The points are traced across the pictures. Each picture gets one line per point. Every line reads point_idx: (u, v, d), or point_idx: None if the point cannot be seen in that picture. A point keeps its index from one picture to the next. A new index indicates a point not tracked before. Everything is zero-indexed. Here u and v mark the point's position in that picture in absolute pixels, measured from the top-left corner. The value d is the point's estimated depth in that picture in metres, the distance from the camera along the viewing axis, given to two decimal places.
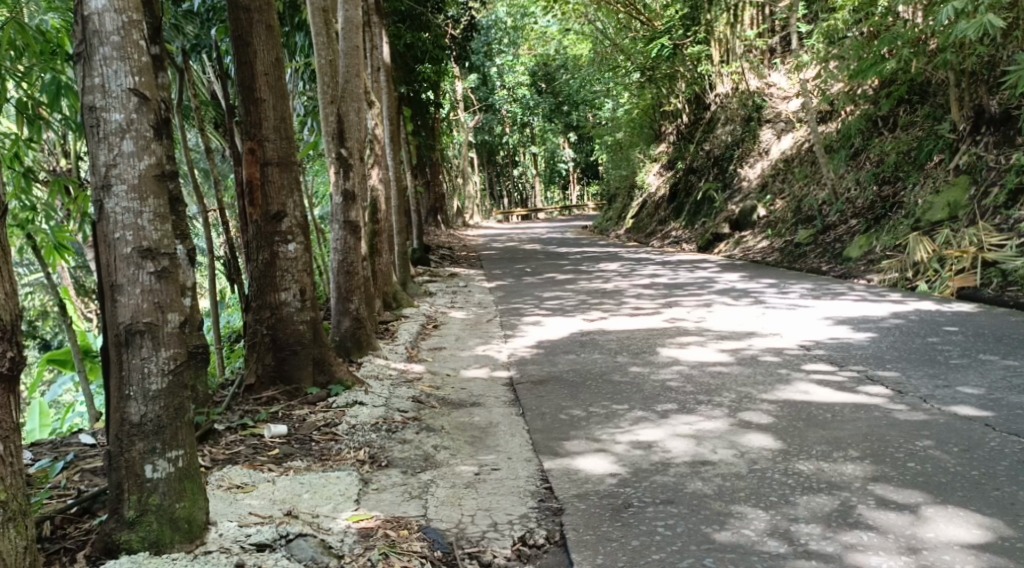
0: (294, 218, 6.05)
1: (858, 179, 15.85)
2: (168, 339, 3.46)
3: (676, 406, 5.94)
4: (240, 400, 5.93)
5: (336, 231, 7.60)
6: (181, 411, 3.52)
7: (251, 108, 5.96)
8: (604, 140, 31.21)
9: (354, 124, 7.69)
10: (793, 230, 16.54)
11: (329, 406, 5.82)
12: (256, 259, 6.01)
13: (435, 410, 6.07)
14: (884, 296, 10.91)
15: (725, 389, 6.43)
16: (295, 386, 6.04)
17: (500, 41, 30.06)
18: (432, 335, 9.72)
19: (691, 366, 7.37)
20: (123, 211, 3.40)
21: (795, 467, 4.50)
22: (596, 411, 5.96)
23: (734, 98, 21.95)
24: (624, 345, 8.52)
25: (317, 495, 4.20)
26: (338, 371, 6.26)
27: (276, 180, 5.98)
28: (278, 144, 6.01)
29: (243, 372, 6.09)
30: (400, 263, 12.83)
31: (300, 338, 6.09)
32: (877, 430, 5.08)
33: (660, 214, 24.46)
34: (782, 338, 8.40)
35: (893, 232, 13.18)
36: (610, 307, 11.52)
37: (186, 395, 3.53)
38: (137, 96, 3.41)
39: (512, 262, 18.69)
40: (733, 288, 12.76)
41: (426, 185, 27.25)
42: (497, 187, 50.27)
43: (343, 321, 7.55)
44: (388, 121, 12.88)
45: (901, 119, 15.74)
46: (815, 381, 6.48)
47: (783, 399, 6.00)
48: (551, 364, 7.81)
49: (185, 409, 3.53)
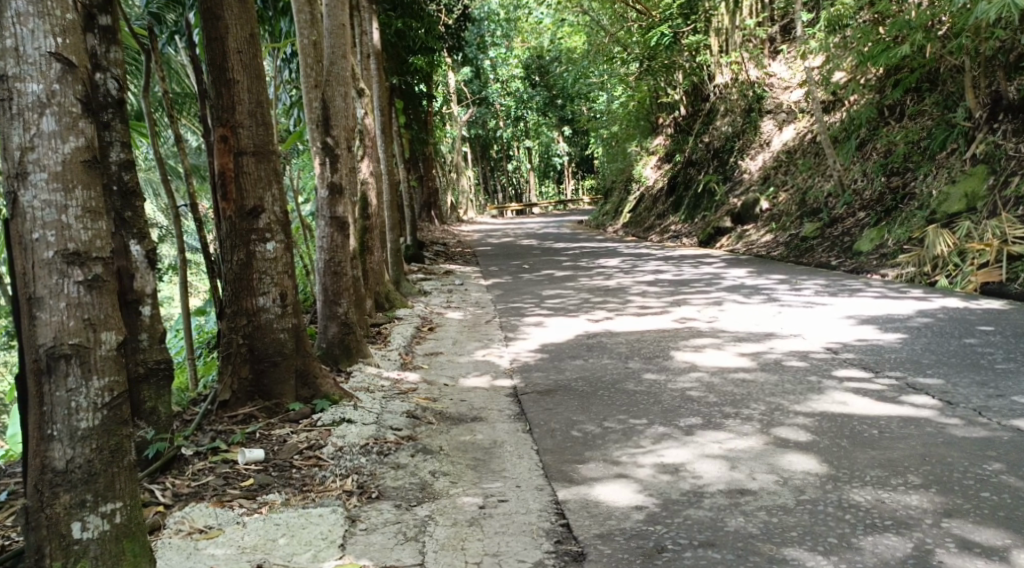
0: (272, 214, 5.41)
1: (866, 170, 15.22)
2: (102, 365, 2.87)
3: (701, 421, 5.33)
4: (213, 419, 5.29)
5: (322, 228, 6.95)
6: (118, 453, 2.94)
7: (222, 91, 5.31)
8: (600, 133, 30.57)
9: (341, 110, 7.04)
10: (799, 223, 15.92)
11: (313, 425, 5.20)
12: (230, 260, 5.38)
13: (432, 428, 5.45)
14: (904, 293, 10.30)
15: (751, 400, 5.80)
16: (275, 402, 5.40)
17: (493, 33, 29.40)
18: (427, 339, 9.06)
19: (710, 372, 6.75)
20: (43, 205, 2.80)
21: (849, 497, 3.90)
22: (612, 426, 5.34)
23: (734, 89, 21.30)
24: (634, 349, 7.88)
25: (294, 541, 3.58)
26: (324, 385, 5.64)
27: (252, 171, 5.34)
28: (254, 131, 5.34)
29: (216, 387, 5.44)
30: (393, 260, 12.18)
31: (281, 348, 5.46)
32: (934, 449, 4.48)
33: (657, 208, 23.86)
34: (805, 340, 7.79)
35: (907, 224, 12.57)
36: (614, 306, 10.89)
37: (125, 433, 2.95)
38: (60, 62, 2.81)
39: (509, 258, 18.06)
40: (742, 285, 12.15)
41: (420, 181, 26.64)
42: (491, 182, 49.63)
43: (330, 326, 6.91)
44: (379, 112, 12.22)
45: (908, 108, 15.12)
46: (850, 390, 5.86)
47: (820, 411, 5.38)
48: (558, 371, 7.19)
49: (123, 451, 2.95)
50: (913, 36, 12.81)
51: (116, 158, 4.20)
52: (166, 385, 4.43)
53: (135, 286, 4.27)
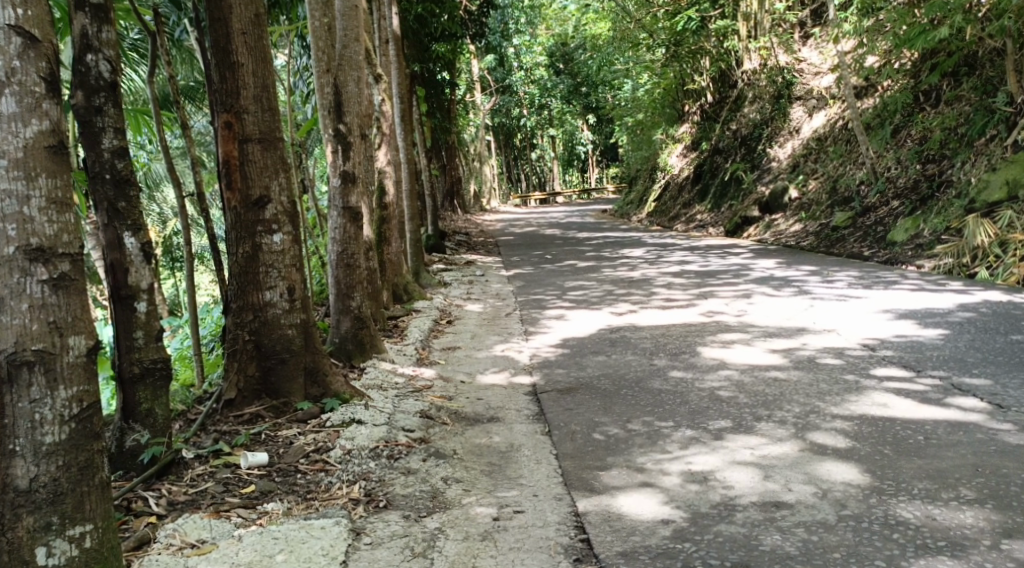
0: (279, 204, 5.15)
1: (899, 157, 14.72)
2: (69, 373, 2.83)
3: (731, 424, 5.03)
4: (217, 418, 5.05)
5: (334, 219, 6.69)
6: (89, 469, 2.89)
7: (226, 75, 5.05)
8: (625, 121, 30.15)
9: (354, 96, 6.76)
10: (830, 212, 15.47)
11: (322, 425, 4.94)
12: (235, 252, 5.12)
13: (446, 430, 5.19)
14: (943, 285, 9.90)
15: (786, 401, 5.48)
16: (282, 400, 5.15)
17: (517, 20, 29.00)
18: (446, 333, 8.79)
19: (740, 371, 6.42)
20: (3, 194, 2.74)
21: (896, 513, 3.61)
22: (637, 429, 5.05)
23: (763, 75, 20.83)
24: (659, 345, 7.57)
25: (293, 557, 3.33)
26: (334, 383, 5.38)
27: (258, 159, 5.08)
28: (260, 117, 5.08)
29: (221, 385, 5.20)
30: (412, 251, 11.92)
31: (289, 345, 5.20)
32: (986, 459, 4.16)
33: (683, 197, 23.41)
34: (840, 335, 7.43)
35: (944, 213, 12.14)
36: (638, 298, 10.57)
37: (94, 448, 2.91)
38: (21, 36, 2.75)
39: (531, 248, 17.74)
40: (771, 276, 11.77)
41: (443, 170, 26.37)
42: (514, 171, 49.22)
43: (343, 321, 6.65)
44: (397, 99, 11.95)
45: (944, 93, 14.63)
46: (891, 391, 5.53)
47: (859, 414, 5.05)
48: (580, 368, 6.89)
49: (93, 467, 2.91)
50: (953, 17, 12.32)
51: (108, 145, 3.95)
52: (164, 385, 4.14)
53: (129, 281, 4.02)
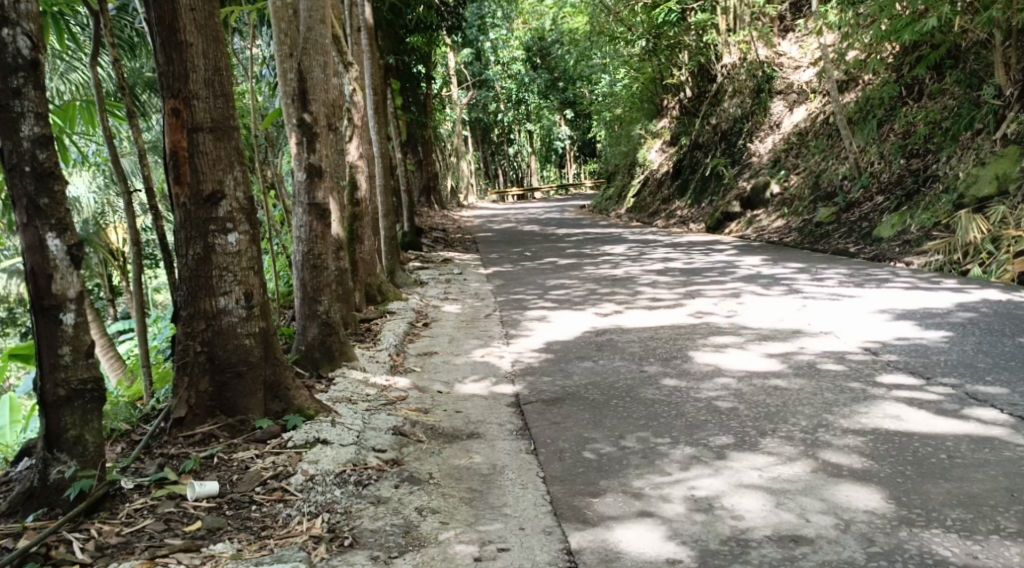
0: (234, 200, 4.64)
1: (883, 152, 14.37)
2: None
3: (733, 440, 4.61)
4: (165, 440, 4.54)
5: (299, 216, 6.19)
6: None
7: (173, 56, 4.51)
8: (603, 116, 29.68)
9: (320, 83, 6.24)
10: (813, 208, 15.10)
11: (283, 447, 4.46)
12: (185, 254, 4.60)
13: (421, 449, 4.72)
14: (938, 283, 9.52)
15: (790, 412, 5.06)
16: (239, 419, 4.64)
17: (494, 14, 28.45)
18: (421, 337, 8.30)
19: (737, 378, 5.99)
20: None
21: (928, 552, 3.24)
22: (631, 447, 4.62)
23: (743, 69, 20.44)
24: (648, 349, 7.12)
25: None
26: (297, 397, 4.89)
27: (210, 151, 4.56)
28: (211, 103, 4.56)
29: (171, 401, 4.68)
30: (387, 249, 11.43)
31: (247, 357, 4.70)
32: (1020, 483, 3.75)
33: (663, 192, 22.98)
34: (839, 337, 7.03)
35: (931, 208, 11.80)
36: (622, 297, 10.14)
37: None
38: None
39: (510, 246, 17.25)
40: (759, 274, 11.37)
41: (418, 165, 25.86)
42: (491, 166, 48.67)
43: (310, 327, 6.16)
44: (369, 90, 11.43)
45: (928, 87, 14.30)
46: (901, 401, 5.12)
47: (872, 428, 4.62)
48: (565, 375, 6.44)
49: None
50: (940, 8, 11.98)
51: (28, 132, 3.47)
52: (97, 405, 3.63)
53: (53, 289, 3.49)
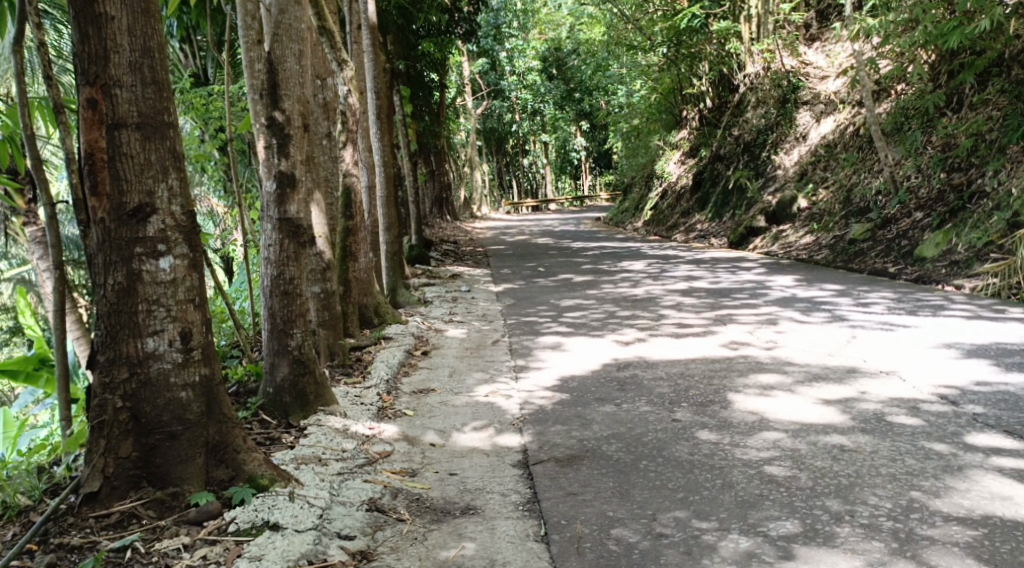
0: (166, 216, 3.66)
1: (921, 166, 13.27)
2: None
3: (801, 529, 3.64)
4: (75, 522, 3.57)
5: (268, 234, 5.22)
6: None
7: (87, 30, 3.50)
8: (620, 127, 28.65)
9: (294, 75, 5.25)
10: (845, 224, 13.97)
11: (222, 531, 3.53)
12: (103, 284, 3.61)
13: (402, 533, 3.75)
14: (1002, 312, 8.45)
15: (867, 486, 4.07)
16: (172, 492, 3.67)
17: (511, 23, 27.50)
18: (418, 369, 7.28)
19: (789, 433, 4.97)
20: None
21: None
22: (669, 537, 3.64)
23: (767, 79, 19.35)
24: (679, 391, 6.08)
25: None
26: (248, 461, 3.90)
27: (136, 153, 3.58)
28: (137, 93, 3.57)
29: (84, 469, 3.70)
30: (388, 265, 10.49)
31: (182, 414, 3.71)
32: None
33: (681, 206, 21.90)
34: (904, 379, 6.01)
35: (981, 227, 10.72)
36: (646, 322, 9.11)
37: None
38: None
39: (523, 260, 16.24)
40: (794, 297, 10.30)
41: (430, 175, 24.96)
42: (506, 177, 47.65)
43: (280, 365, 5.19)
44: (371, 92, 10.45)
45: (970, 96, 13.16)
46: (1006, 474, 4.14)
47: (982, 518, 3.67)
48: (583, 422, 5.42)
49: None
50: (992, 10, 10.89)
51: None
52: None
53: None
